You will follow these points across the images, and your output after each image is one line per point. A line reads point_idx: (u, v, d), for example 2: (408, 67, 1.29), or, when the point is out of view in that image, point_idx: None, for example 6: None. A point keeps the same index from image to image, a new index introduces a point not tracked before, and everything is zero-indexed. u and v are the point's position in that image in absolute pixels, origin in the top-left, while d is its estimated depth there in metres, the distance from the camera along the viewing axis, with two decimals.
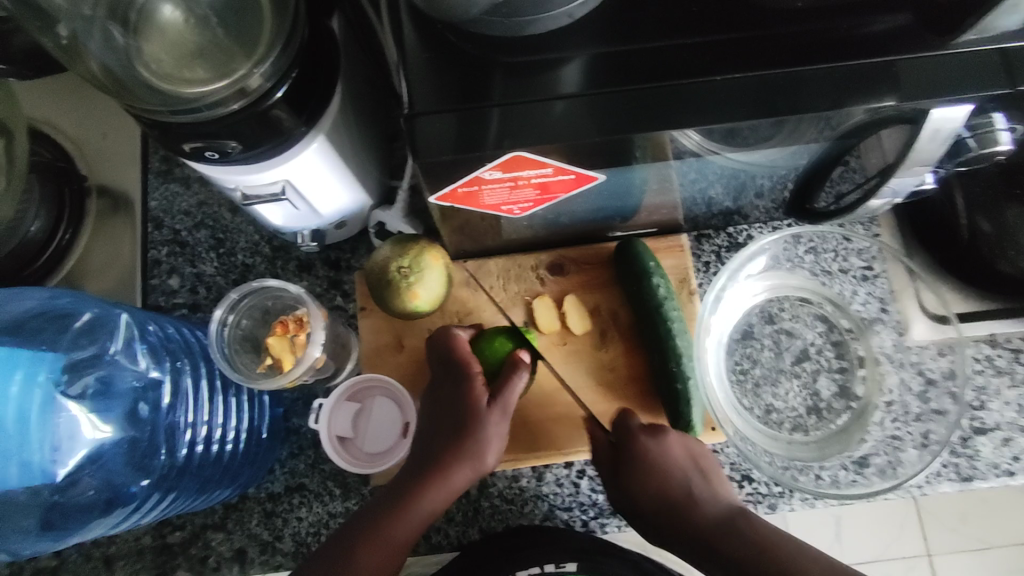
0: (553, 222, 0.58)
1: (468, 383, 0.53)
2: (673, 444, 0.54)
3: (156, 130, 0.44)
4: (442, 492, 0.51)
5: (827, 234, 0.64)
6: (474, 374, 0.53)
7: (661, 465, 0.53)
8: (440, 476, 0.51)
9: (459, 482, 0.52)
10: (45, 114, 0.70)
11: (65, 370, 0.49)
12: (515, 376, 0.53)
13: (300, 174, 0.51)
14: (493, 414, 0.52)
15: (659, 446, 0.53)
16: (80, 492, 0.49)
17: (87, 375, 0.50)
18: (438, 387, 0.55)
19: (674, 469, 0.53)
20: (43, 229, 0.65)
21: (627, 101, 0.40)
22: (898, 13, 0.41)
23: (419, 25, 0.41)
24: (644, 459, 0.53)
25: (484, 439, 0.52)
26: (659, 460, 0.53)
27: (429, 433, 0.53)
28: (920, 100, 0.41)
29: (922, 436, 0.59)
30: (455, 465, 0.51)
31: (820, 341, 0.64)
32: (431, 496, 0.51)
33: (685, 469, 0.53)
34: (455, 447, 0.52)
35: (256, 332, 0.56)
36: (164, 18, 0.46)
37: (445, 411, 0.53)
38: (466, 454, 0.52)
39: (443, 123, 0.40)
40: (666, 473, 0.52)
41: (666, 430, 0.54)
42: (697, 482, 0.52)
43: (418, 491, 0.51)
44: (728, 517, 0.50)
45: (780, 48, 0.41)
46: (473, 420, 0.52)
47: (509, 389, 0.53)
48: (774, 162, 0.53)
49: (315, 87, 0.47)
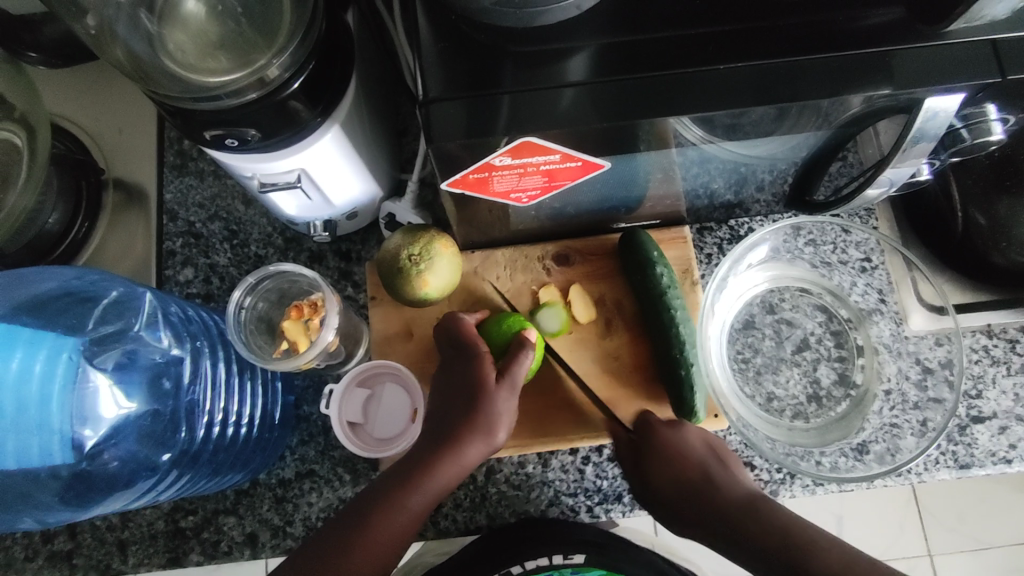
0: (559, 213, 0.60)
1: (478, 361, 0.55)
2: (691, 437, 0.57)
3: (178, 118, 0.46)
4: (454, 466, 0.52)
5: (826, 226, 0.66)
6: (483, 353, 0.55)
7: (678, 453, 0.56)
8: (451, 450, 0.52)
9: (470, 457, 0.53)
10: (64, 110, 0.72)
11: (90, 344, 0.51)
12: (522, 353, 0.55)
13: (315, 163, 0.53)
14: (501, 391, 0.54)
15: (677, 436, 0.57)
16: (102, 465, 0.50)
17: (112, 349, 0.51)
18: (450, 367, 0.57)
19: (693, 457, 0.56)
20: (60, 221, 0.67)
21: (633, 89, 0.42)
22: (891, 7, 0.43)
23: (433, 17, 0.43)
24: (664, 446, 0.57)
25: (493, 413, 0.53)
26: (679, 448, 0.56)
27: (441, 411, 0.55)
28: (915, 89, 0.43)
29: (921, 424, 0.61)
30: (467, 440, 0.52)
31: (820, 330, 0.65)
32: (444, 471, 0.52)
33: (703, 456, 0.56)
34: (467, 422, 0.53)
35: (271, 315, 0.58)
36: (187, 13, 0.48)
37: (457, 388, 0.55)
38: (478, 431, 0.53)
39: (456, 110, 0.42)
40: (685, 460, 0.56)
41: (684, 423, 0.58)
42: (713, 467, 0.55)
43: (431, 465, 0.52)
44: (742, 496, 0.52)
45: (780, 39, 0.42)
46: (483, 396, 0.54)
47: (518, 362, 0.54)
48: (774, 155, 0.54)
49: (331, 79, 0.49)
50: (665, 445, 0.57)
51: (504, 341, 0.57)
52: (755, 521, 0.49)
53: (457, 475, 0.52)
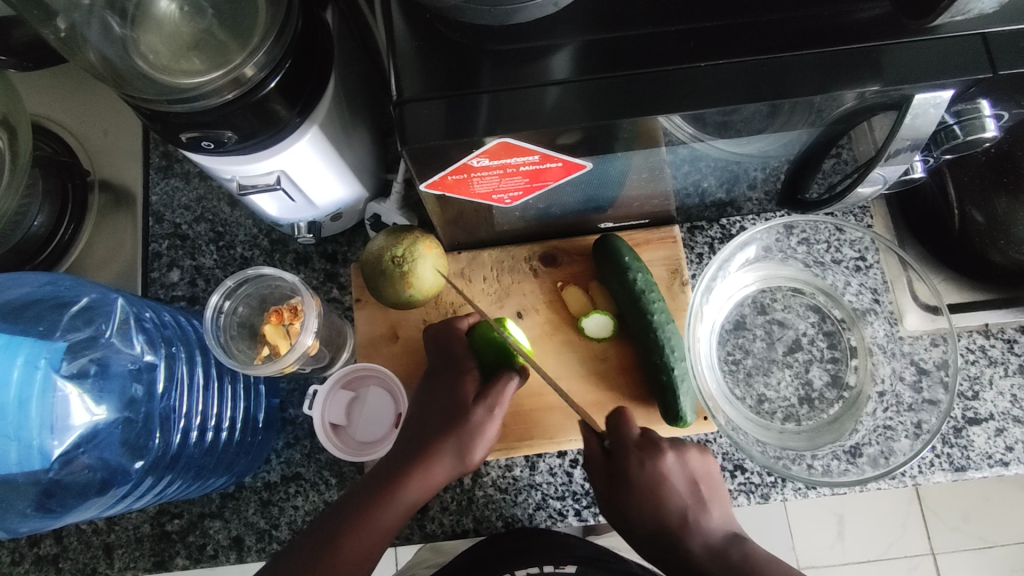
0: (545, 213, 0.59)
1: (461, 379, 0.56)
2: (671, 466, 0.54)
3: (153, 121, 0.45)
4: (423, 484, 0.52)
5: (819, 225, 0.65)
6: (467, 372, 0.56)
7: (654, 485, 0.53)
8: (424, 463, 0.53)
9: (439, 474, 0.53)
10: (49, 111, 0.72)
11: (64, 353, 0.50)
12: (505, 379, 0.54)
13: (295, 165, 0.52)
14: (478, 409, 0.54)
15: (659, 466, 0.53)
16: (75, 472, 0.49)
17: (83, 357, 0.51)
18: (435, 379, 0.58)
19: (675, 492, 0.53)
20: (46, 223, 0.67)
21: (612, 87, 0.41)
22: (877, 1, 0.41)
23: (408, 15, 0.42)
24: (644, 479, 0.53)
25: (473, 432, 0.54)
26: (657, 479, 0.53)
27: (418, 427, 0.55)
28: (904, 86, 0.41)
29: (915, 426, 0.60)
30: (438, 458, 0.53)
31: (812, 331, 0.64)
32: (413, 488, 0.52)
33: (683, 493, 0.53)
34: (442, 443, 0.53)
35: (252, 319, 0.57)
36: (161, 13, 0.48)
37: (439, 404, 0.55)
38: (450, 449, 0.53)
39: (431, 110, 0.41)
40: (665, 494, 0.53)
41: (665, 452, 0.54)
42: (692, 505, 0.53)
43: (402, 481, 0.52)
44: (725, 545, 0.51)
45: (764, 35, 0.41)
46: (461, 414, 0.54)
47: (502, 390, 0.54)
48: (764, 152, 0.53)
49: (309, 79, 0.48)
50: (640, 475, 0.53)
51: (494, 363, 0.56)
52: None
53: (429, 491, 0.53)
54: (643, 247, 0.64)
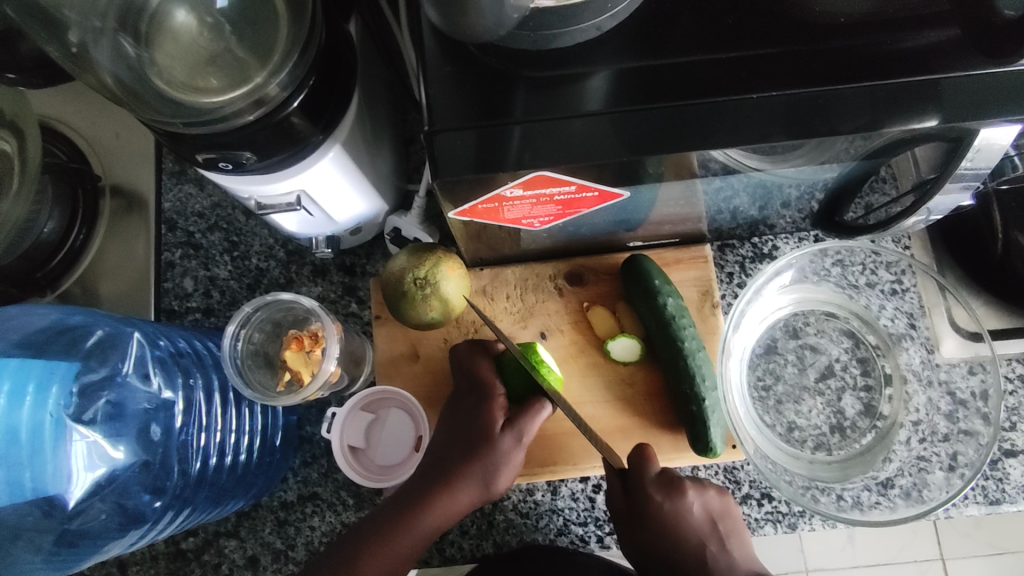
0: (573, 233, 0.57)
1: (490, 405, 0.53)
2: (693, 505, 0.53)
3: (168, 140, 0.43)
4: (446, 511, 0.50)
5: (856, 247, 0.62)
6: (497, 397, 0.54)
7: (676, 526, 0.52)
8: (447, 490, 0.51)
9: (462, 500, 0.51)
10: (58, 112, 0.69)
11: (75, 396, 0.49)
12: (536, 410, 0.52)
13: (316, 184, 0.50)
14: (505, 438, 0.52)
15: (680, 508, 0.53)
16: (90, 518, 0.48)
17: (98, 399, 0.50)
18: (459, 402, 0.55)
19: (692, 532, 0.53)
20: (56, 229, 0.65)
21: (655, 119, 0.39)
22: (945, 28, 0.38)
23: (440, 35, 0.40)
24: (665, 519, 0.52)
25: (497, 462, 0.52)
26: (679, 522, 0.52)
27: (440, 451, 0.53)
28: (966, 121, 0.39)
29: (950, 458, 0.58)
30: (462, 484, 0.51)
31: (845, 357, 0.62)
32: (434, 514, 0.50)
33: (703, 533, 0.53)
34: (466, 469, 0.51)
35: (267, 347, 0.55)
36: (176, 24, 0.45)
37: (462, 428, 0.53)
38: (476, 474, 0.51)
39: (464, 141, 0.39)
40: (684, 534, 0.53)
41: (683, 491, 0.53)
42: (714, 548, 0.53)
43: (425, 505, 0.50)
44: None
45: (822, 63, 0.38)
46: (488, 443, 0.52)
47: (531, 419, 0.52)
48: (804, 175, 0.51)
49: (332, 96, 0.45)
50: (663, 517, 0.52)
51: (518, 393, 0.54)
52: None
53: (450, 517, 0.51)
54: (672, 267, 0.62)
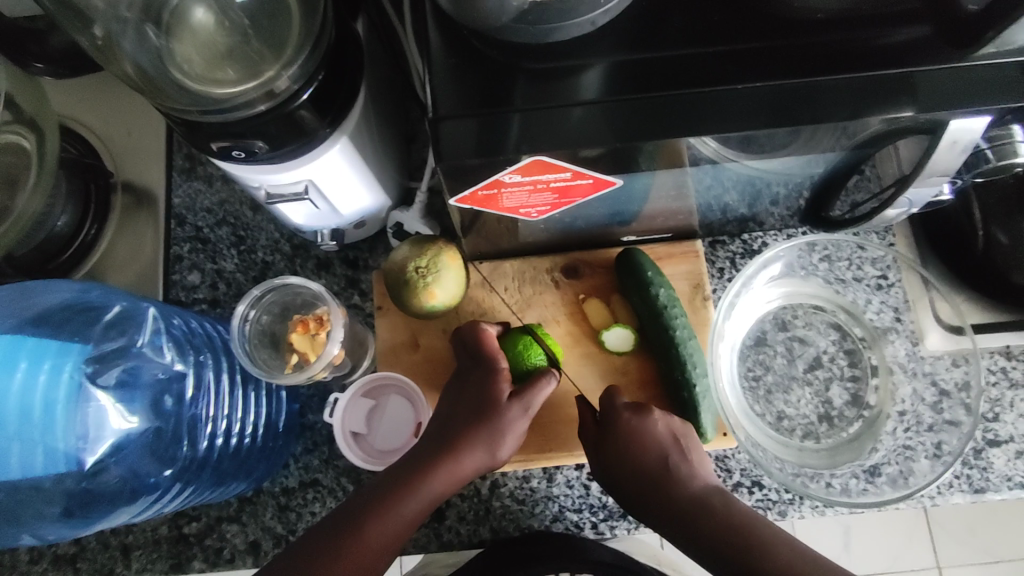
0: (569, 226, 0.59)
1: (495, 376, 0.55)
2: (657, 422, 0.55)
3: (184, 128, 0.45)
4: (453, 477, 0.52)
5: (842, 242, 0.64)
6: (501, 368, 0.55)
7: (640, 438, 0.54)
8: (453, 458, 0.52)
9: (468, 465, 0.53)
10: (74, 111, 0.72)
11: (93, 362, 0.50)
12: (542, 384, 0.54)
13: (323, 175, 0.52)
14: (511, 408, 0.54)
15: (643, 423, 0.54)
16: (105, 481, 0.50)
17: (115, 366, 0.51)
18: (466, 373, 0.57)
19: (656, 446, 0.53)
20: (69, 223, 0.67)
21: (646, 108, 0.41)
22: (916, 25, 0.41)
23: (444, 29, 0.42)
24: (628, 434, 0.54)
25: (502, 430, 0.54)
26: (640, 436, 0.54)
27: (447, 421, 0.55)
28: (938, 112, 0.42)
29: (935, 447, 0.60)
30: (468, 451, 0.53)
31: (833, 349, 0.64)
32: (439, 480, 0.51)
33: (665, 444, 0.54)
34: (473, 438, 0.53)
35: (274, 328, 0.58)
36: (196, 20, 0.48)
37: (468, 397, 0.55)
38: (482, 443, 0.53)
39: (465, 127, 0.41)
40: (647, 449, 0.53)
41: (648, 407, 0.55)
42: (675, 458, 0.53)
43: (434, 472, 0.52)
44: (703, 495, 0.51)
45: (800, 57, 0.41)
46: (494, 411, 0.54)
47: (537, 391, 0.54)
48: (790, 170, 0.53)
49: (340, 89, 0.48)
50: (629, 430, 0.54)
51: (521, 372, 0.57)
52: (706, 528, 0.49)
53: (455, 482, 0.52)
54: (665, 261, 0.64)
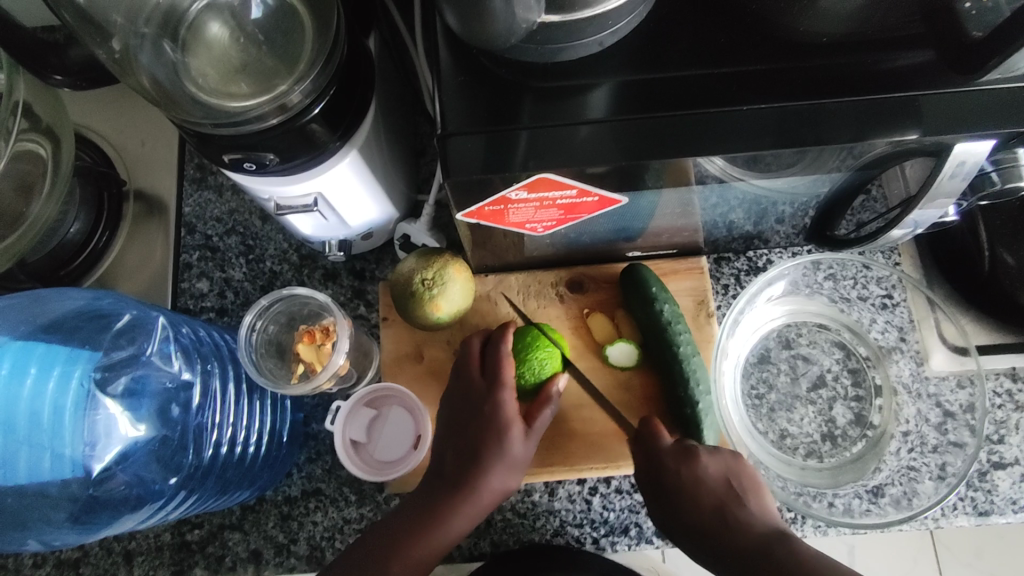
0: (574, 241, 0.59)
1: (496, 401, 0.54)
2: (707, 466, 0.52)
3: (197, 141, 0.46)
4: (467, 515, 0.52)
5: (847, 261, 0.65)
6: (504, 391, 0.54)
7: (691, 485, 0.51)
8: (467, 492, 0.52)
9: (484, 500, 0.53)
10: (90, 120, 0.73)
11: (102, 369, 0.51)
12: (543, 409, 0.55)
13: (332, 187, 0.53)
14: (516, 435, 0.53)
15: (694, 468, 0.52)
16: (112, 487, 0.50)
17: (123, 374, 0.52)
18: (466, 394, 0.55)
19: (709, 491, 0.51)
20: (82, 230, 0.68)
21: (652, 127, 0.42)
22: (920, 50, 0.41)
23: (455, 47, 0.43)
24: (677, 481, 0.51)
25: (507, 457, 0.53)
26: (692, 483, 0.51)
27: (453, 446, 0.54)
28: (944, 135, 0.42)
29: (939, 468, 0.59)
30: (481, 484, 0.52)
31: (837, 368, 0.64)
32: (459, 517, 0.52)
33: (719, 492, 0.51)
34: (480, 472, 0.52)
35: (280, 337, 0.59)
36: (211, 35, 0.49)
37: (473, 423, 0.54)
38: (493, 478, 0.53)
39: (473, 144, 0.42)
40: (700, 494, 0.51)
41: (697, 451, 0.52)
42: (731, 504, 0.50)
43: (447, 512, 0.52)
44: (764, 537, 0.47)
45: (804, 80, 0.42)
46: (497, 440, 0.53)
47: (540, 415, 0.55)
48: (796, 189, 0.53)
49: (351, 104, 0.49)
50: (677, 476, 0.52)
51: (530, 383, 0.56)
52: (771, 568, 0.44)
53: (477, 514, 0.53)
54: (670, 277, 0.64)
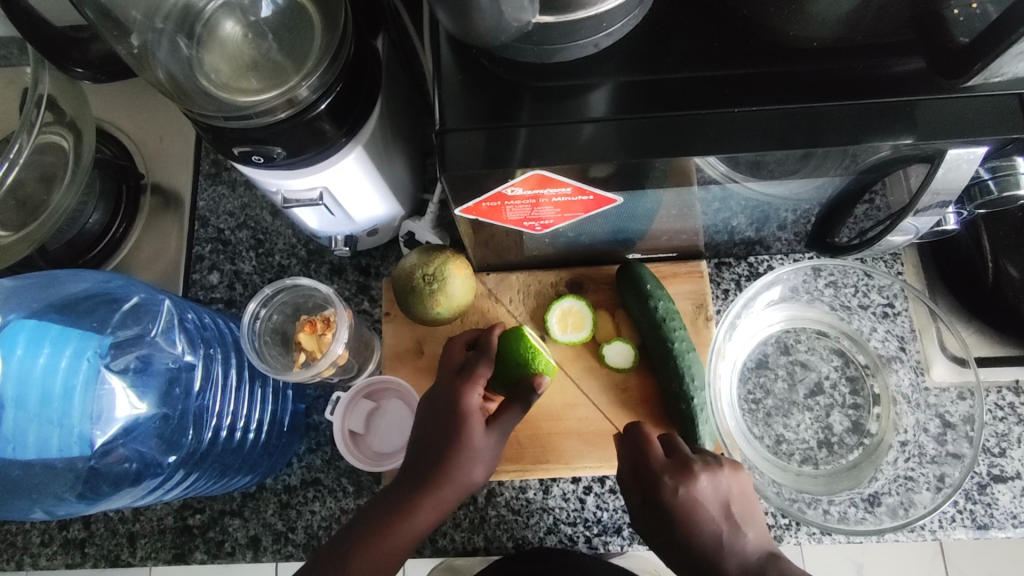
0: (574, 241, 0.60)
1: (465, 397, 0.53)
2: (706, 487, 0.48)
3: (210, 134, 0.48)
4: (434, 508, 0.51)
5: (848, 269, 0.64)
6: (473, 386, 0.54)
7: (688, 511, 0.48)
8: (433, 490, 0.51)
9: (447, 498, 0.52)
10: (112, 116, 0.76)
11: (111, 348, 0.53)
12: (510, 411, 0.54)
13: (338, 182, 0.55)
14: (482, 433, 0.53)
15: (693, 491, 0.48)
16: (113, 462, 0.52)
17: (129, 353, 0.54)
18: (437, 392, 0.55)
19: (706, 517, 0.48)
20: (100, 221, 0.70)
21: (646, 127, 0.42)
22: (913, 57, 0.42)
23: (456, 47, 0.44)
24: (674, 503, 0.48)
25: (472, 452, 0.52)
26: (690, 506, 0.48)
27: (424, 439, 0.54)
28: (938, 141, 0.42)
29: (937, 479, 0.59)
30: (447, 481, 0.52)
31: (835, 375, 0.64)
32: (421, 515, 0.51)
33: (716, 518, 0.48)
34: (447, 466, 0.52)
35: (284, 327, 0.61)
36: (225, 33, 0.51)
37: (440, 419, 0.53)
38: (458, 475, 0.52)
39: (472, 139, 0.43)
40: (697, 520, 0.48)
41: (695, 472, 0.49)
42: (726, 531, 0.48)
43: (412, 506, 0.51)
44: (760, 567, 0.46)
45: (798, 84, 0.42)
46: (463, 437, 0.52)
47: (506, 414, 0.54)
48: (797, 195, 0.54)
49: (357, 101, 0.50)
50: (675, 500, 0.48)
51: (512, 376, 0.57)
52: None
53: (441, 510, 0.52)
54: (669, 280, 0.65)
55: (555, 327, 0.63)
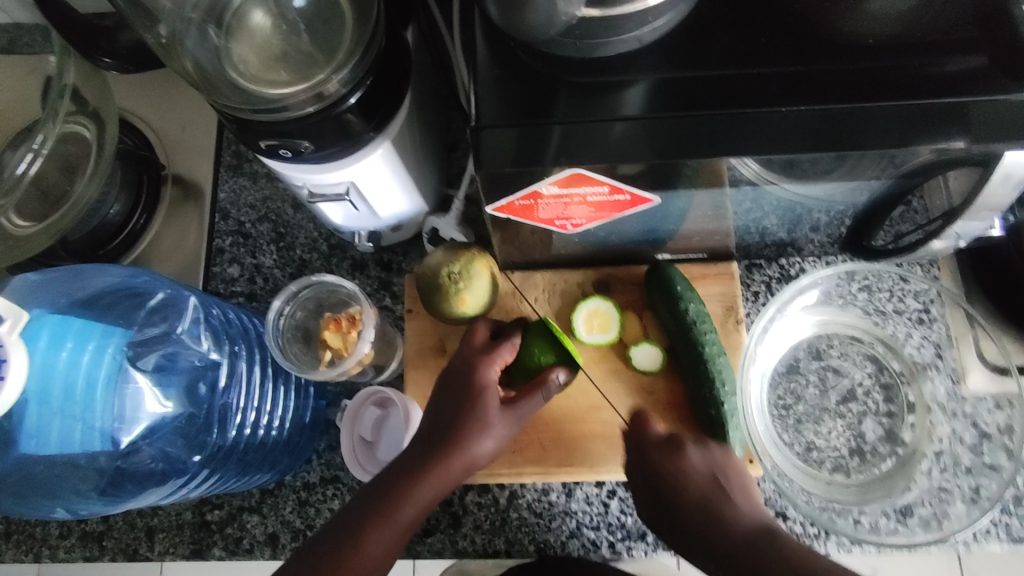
0: (603, 241, 0.59)
1: (481, 372, 0.53)
2: (693, 457, 0.52)
3: (235, 126, 0.47)
4: (442, 478, 0.49)
5: (884, 273, 0.63)
6: (493, 365, 0.54)
7: (677, 472, 0.50)
8: (444, 462, 0.49)
9: (456, 470, 0.50)
10: (134, 106, 0.75)
11: (136, 345, 0.53)
12: (535, 395, 0.53)
13: (365, 176, 0.53)
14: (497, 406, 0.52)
15: (681, 461, 0.51)
16: (139, 460, 0.52)
17: (155, 351, 0.53)
18: (455, 373, 0.54)
19: (696, 481, 0.50)
20: (121, 212, 0.70)
21: (687, 126, 0.41)
22: (972, 55, 0.40)
23: (492, 40, 0.43)
24: (665, 471, 0.51)
25: (485, 424, 0.51)
26: (679, 474, 0.50)
27: (441, 414, 0.53)
28: (992, 143, 0.40)
29: (973, 491, 0.58)
30: (458, 452, 0.50)
31: (868, 382, 0.62)
32: (431, 485, 0.49)
33: (705, 482, 0.50)
34: (460, 437, 0.51)
35: (307, 324, 0.60)
36: (254, 23, 0.50)
37: (456, 393, 0.53)
38: (471, 447, 0.50)
39: (505, 136, 0.42)
40: (685, 483, 0.50)
41: (685, 444, 0.52)
42: (717, 495, 0.48)
43: (421, 476, 0.49)
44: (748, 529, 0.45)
45: (849, 83, 0.40)
46: (479, 409, 0.52)
47: (529, 397, 0.53)
48: (832, 197, 0.52)
49: (386, 95, 0.49)
50: (664, 468, 0.51)
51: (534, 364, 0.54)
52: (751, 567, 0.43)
53: (450, 483, 0.50)
54: (699, 281, 0.64)
55: (583, 325, 0.62)
